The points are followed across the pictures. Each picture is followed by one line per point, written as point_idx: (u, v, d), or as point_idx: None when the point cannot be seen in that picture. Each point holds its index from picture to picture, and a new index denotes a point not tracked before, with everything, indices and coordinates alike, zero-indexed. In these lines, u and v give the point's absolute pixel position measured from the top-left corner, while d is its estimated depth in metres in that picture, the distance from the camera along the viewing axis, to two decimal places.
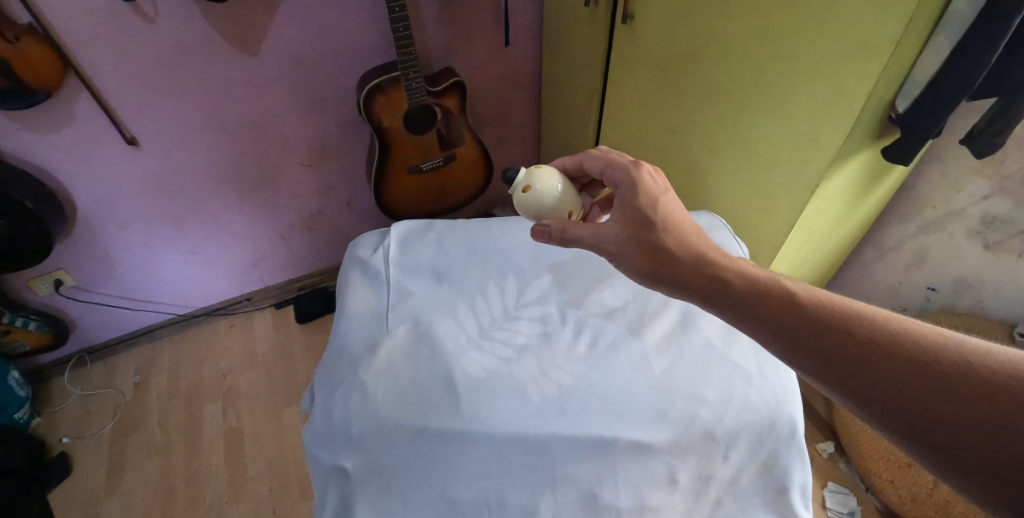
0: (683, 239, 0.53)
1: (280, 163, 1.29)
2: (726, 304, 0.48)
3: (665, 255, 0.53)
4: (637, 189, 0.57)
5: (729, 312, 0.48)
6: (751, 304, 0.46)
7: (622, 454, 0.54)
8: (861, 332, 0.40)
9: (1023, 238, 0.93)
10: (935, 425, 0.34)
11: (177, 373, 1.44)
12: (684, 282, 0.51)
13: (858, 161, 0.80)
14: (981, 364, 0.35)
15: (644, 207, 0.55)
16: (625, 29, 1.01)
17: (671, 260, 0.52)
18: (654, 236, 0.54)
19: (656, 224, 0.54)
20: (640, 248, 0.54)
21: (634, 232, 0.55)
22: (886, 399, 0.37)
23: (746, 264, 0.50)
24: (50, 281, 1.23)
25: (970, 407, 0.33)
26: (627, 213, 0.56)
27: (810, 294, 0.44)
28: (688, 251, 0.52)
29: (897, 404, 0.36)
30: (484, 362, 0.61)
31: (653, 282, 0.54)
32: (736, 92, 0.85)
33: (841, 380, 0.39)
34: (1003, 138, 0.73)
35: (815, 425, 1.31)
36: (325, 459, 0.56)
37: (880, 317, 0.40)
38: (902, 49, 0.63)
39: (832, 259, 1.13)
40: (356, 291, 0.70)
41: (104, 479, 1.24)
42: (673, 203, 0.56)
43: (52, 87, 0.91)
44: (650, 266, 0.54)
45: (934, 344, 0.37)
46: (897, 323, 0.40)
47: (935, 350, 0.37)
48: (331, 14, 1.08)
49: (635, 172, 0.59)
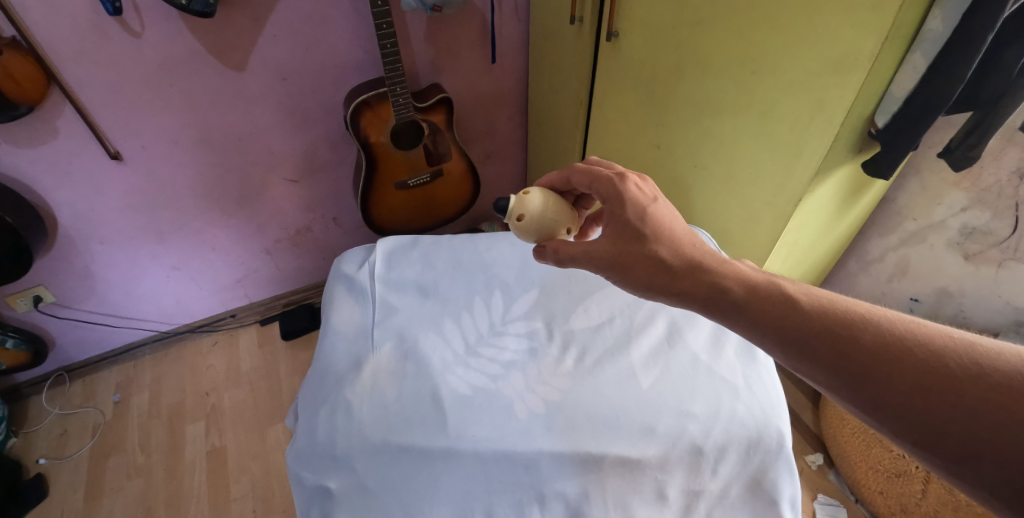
0: (677, 249, 0.53)
1: (267, 178, 1.28)
2: (727, 311, 0.48)
3: (660, 265, 0.52)
4: (626, 202, 0.57)
5: (731, 320, 0.48)
6: (755, 310, 0.46)
7: (611, 470, 0.54)
8: (864, 336, 0.40)
9: (1001, 249, 0.95)
10: (940, 429, 0.34)
11: (159, 391, 1.41)
12: (680, 288, 0.51)
13: (838, 176, 0.81)
14: (988, 364, 0.35)
15: (634, 220, 0.55)
16: (609, 46, 1.03)
17: (665, 269, 0.52)
18: (647, 249, 0.53)
19: (648, 235, 0.54)
20: (634, 258, 0.54)
21: (623, 242, 0.55)
22: (895, 403, 0.37)
23: (745, 268, 0.50)
24: (29, 298, 1.20)
25: (983, 412, 0.33)
26: (617, 228, 0.56)
27: (812, 298, 0.44)
28: (681, 258, 0.52)
29: (903, 405, 0.36)
30: (470, 379, 0.60)
31: (651, 294, 0.53)
32: (718, 106, 0.86)
33: (847, 385, 0.39)
34: (978, 151, 0.75)
35: (804, 436, 1.32)
36: (308, 480, 0.54)
37: (884, 318, 0.41)
38: (879, 68, 0.64)
39: (816, 272, 1.15)
40: (341, 308, 0.69)
41: (80, 501, 1.20)
42: (671, 214, 0.56)
43: (35, 100, 0.90)
44: (645, 279, 0.53)
45: (940, 346, 0.37)
46: (899, 325, 0.40)
47: (944, 352, 0.37)
48: (319, 30, 1.09)
49: (621, 186, 0.58)
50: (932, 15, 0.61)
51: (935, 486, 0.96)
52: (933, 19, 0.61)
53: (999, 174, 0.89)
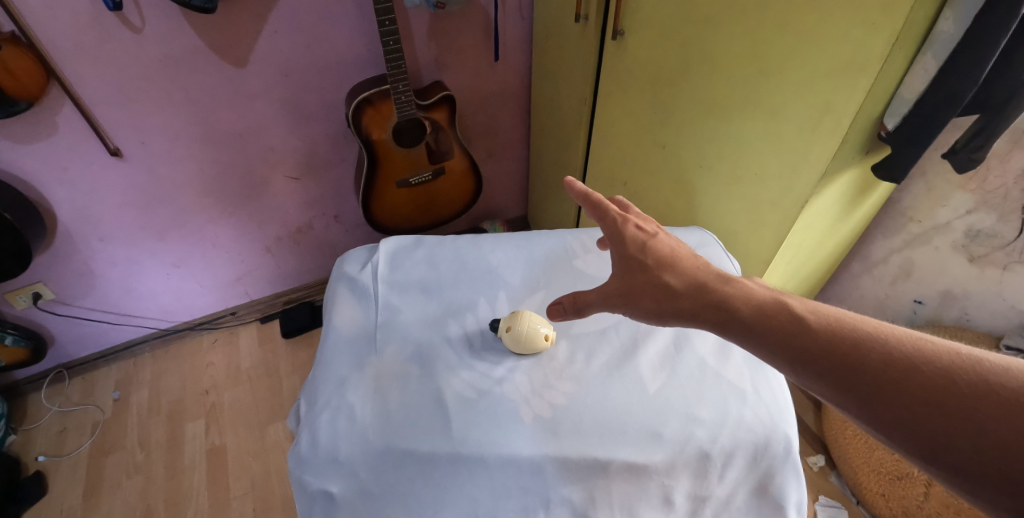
0: (683, 272, 0.52)
1: (267, 175, 1.28)
2: (734, 330, 0.47)
3: (667, 291, 0.51)
4: (626, 240, 0.56)
5: (740, 340, 0.46)
6: (763, 329, 0.45)
7: (618, 475, 0.53)
8: (871, 355, 0.39)
9: (1007, 252, 0.95)
10: (947, 444, 0.34)
11: (159, 389, 1.40)
12: (687, 310, 0.50)
13: (846, 177, 0.81)
14: (995, 378, 0.34)
15: (635, 254, 0.55)
16: (615, 45, 1.02)
17: (672, 293, 0.51)
18: (655, 279, 0.53)
19: (655, 269, 0.53)
20: (644, 290, 0.53)
21: (630, 276, 0.54)
22: (905, 421, 0.36)
23: (749, 286, 0.49)
24: (29, 295, 1.20)
25: (994, 430, 0.32)
26: (624, 266, 0.55)
27: (817, 315, 0.44)
28: (687, 282, 0.51)
29: (910, 424, 0.36)
30: (474, 381, 0.59)
31: (660, 321, 0.52)
32: (725, 105, 0.85)
33: (858, 401, 0.39)
34: (983, 153, 0.74)
35: (805, 437, 1.32)
36: (311, 484, 0.53)
37: (891, 336, 0.40)
38: (889, 69, 0.64)
39: (821, 274, 1.14)
40: (344, 308, 0.68)
41: (80, 498, 1.19)
42: (674, 245, 0.55)
43: (34, 95, 0.89)
44: (655, 309, 0.52)
45: (947, 362, 0.36)
46: (907, 342, 0.39)
47: (950, 368, 0.36)
48: (321, 27, 1.08)
49: (622, 225, 0.57)
50: (944, 16, 0.60)
51: (937, 489, 0.97)
52: (945, 21, 0.60)
53: (1005, 176, 0.88)
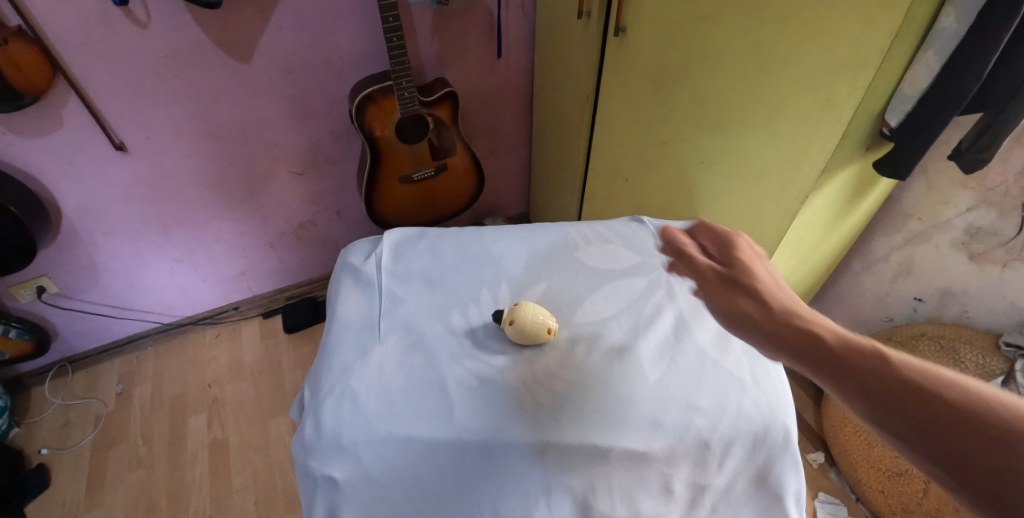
0: (767, 289, 0.48)
1: (271, 171, 1.28)
2: (774, 337, 0.44)
3: (751, 300, 0.47)
4: (739, 258, 0.53)
5: (777, 346, 0.43)
6: (802, 336, 0.42)
7: (618, 462, 0.54)
8: (909, 375, 0.34)
9: (1006, 249, 0.94)
10: (975, 475, 0.29)
11: (162, 383, 1.41)
12: (755, 316, 0.46)
13: (847, 173, 0.81)
14: None
15: (743, 267, 0.52)
16: (617, 41, 1.03)
17: (754, 301, 0.47)
18: (751, 290, 0.49)
19: (751, 282, 0.50)
20: (743, 296, 0.49)
21: (738, 283, 0.50)
22: (932, 445, 0.31)
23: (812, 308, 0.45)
24: (33, 288, 1.20)
25: None
26: (732, 276, 0.51)
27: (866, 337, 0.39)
28: (768, 297, 0.47)
29: (935, 449, 0.31)
30: (476, 369, 0.60)
31: (738, 327, 0.47)
32: (726, 101, 0.86)
33: (885, 417, 0.34)
34: (989, 153, 0.74)
35: (805, 434, 1.33)
36: (315, 470, 0.53)
37: (942, 368, 0.35)
38: (889, 65, 0.64)
39: (822, 270, 1.15)
40: (348, 298, 0.69)
41: (83, 491, 1.20)
42: (773, 279, 0.50)
43: (40, 89, 0.90)
44: (746, 312, 0.47)
45: (997, 400, 0.31)
46: (958, 376, 0.34)
47: (996, 402, 0.31)
48: (325, 23, 1.09)
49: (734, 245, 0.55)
50: (944, 13, 0.61)
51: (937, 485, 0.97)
52: (945, 17, 0.61)
53: (1005, 174, 0.88)
